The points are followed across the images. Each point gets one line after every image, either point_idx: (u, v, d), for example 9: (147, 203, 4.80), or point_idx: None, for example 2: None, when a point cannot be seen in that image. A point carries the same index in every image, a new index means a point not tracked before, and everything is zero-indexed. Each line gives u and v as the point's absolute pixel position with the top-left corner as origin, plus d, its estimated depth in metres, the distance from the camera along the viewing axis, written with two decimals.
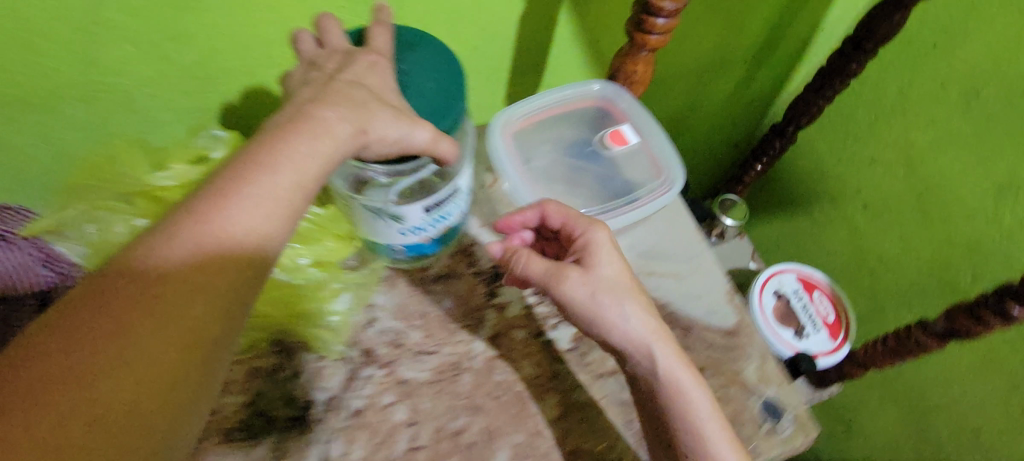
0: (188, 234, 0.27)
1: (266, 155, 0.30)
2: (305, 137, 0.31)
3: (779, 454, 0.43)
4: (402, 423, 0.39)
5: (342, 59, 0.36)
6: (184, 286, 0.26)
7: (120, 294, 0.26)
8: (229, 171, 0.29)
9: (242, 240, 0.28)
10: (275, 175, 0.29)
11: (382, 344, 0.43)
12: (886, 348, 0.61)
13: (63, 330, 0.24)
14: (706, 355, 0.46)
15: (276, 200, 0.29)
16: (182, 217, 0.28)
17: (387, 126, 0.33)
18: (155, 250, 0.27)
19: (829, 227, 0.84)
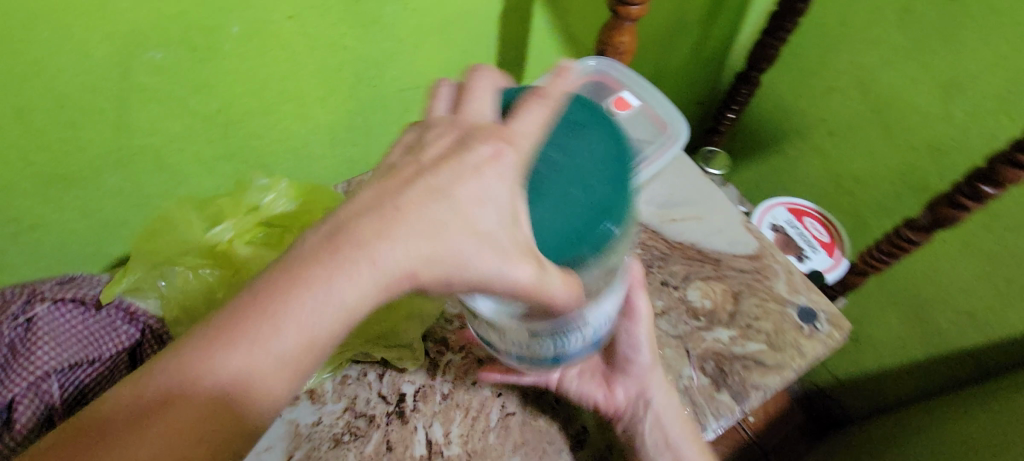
0: (223, 367, 0.24)
1: (288, 296, 0.24)
2: (366, 256, 0.24)
3: (828, 351, 0.47)
4: (490, 395, 0.43)
5: (460, 146, 0.28)
6: (209, 416, 0.24)
7: (165, 396, 0.24)
8: (247, 307, 0.24)
9: (270, 388, 0.24)
10: (324, 306, 0.24)
11: (453, 330, 0.46)
12: (880, 251, 0.73)
13: (122, 407, 0.24)
14: (741, 276, 0.49)
15: (291, 353, 0.24)
16: (192, 367, 0.23)
17: (466, 255, 0.26)
18: (193, 364, 0.24)
19: (803, 159, 0.99)
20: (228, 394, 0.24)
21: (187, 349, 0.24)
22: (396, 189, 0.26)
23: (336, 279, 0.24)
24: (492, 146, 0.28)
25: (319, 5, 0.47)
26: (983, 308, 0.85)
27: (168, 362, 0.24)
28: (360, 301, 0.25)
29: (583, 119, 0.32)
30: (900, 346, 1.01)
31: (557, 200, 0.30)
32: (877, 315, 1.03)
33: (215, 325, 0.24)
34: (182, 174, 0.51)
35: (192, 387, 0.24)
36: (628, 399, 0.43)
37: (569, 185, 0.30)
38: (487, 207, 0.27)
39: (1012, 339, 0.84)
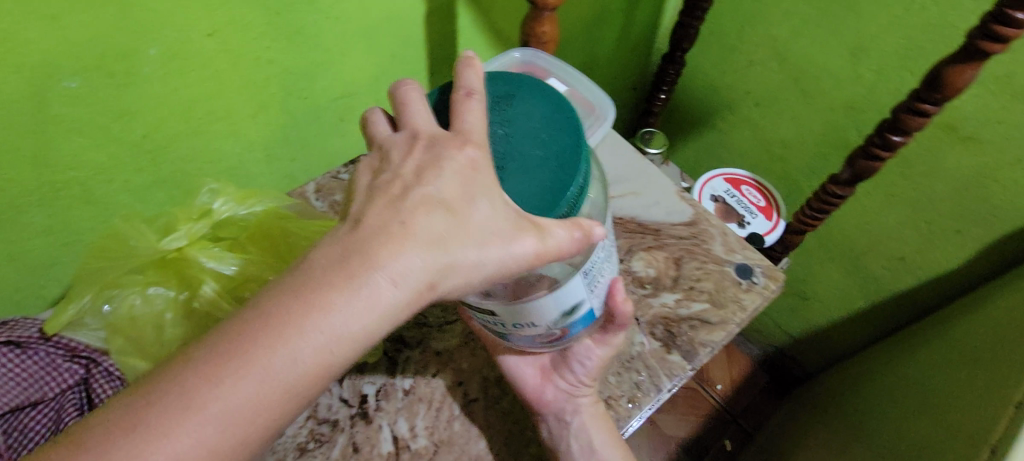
0: (242, 387, 0.25)
1: (331, 281, 0.26)
2: (373, 274, 0.26)
3: (767, 302, 0.49)
4: (451, 385, 0.44)
5: (422, 153, 0.30)
6: (227, 432, 0.25)
7: (184, 413, 0.24)
8: (290, 294, 0.26)
9: (312, 370, 0.26)
10: (339, 326, 0.26)
11: (409, 328, 0.47)
12: (811, 209, 0.78)
13: (141, 422, 0.24)
14: (679, 243, 0.52)
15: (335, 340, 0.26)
16: (245, 346, 0.25)
17: (482, 236, 0.28)
18: (216, 384, 0.25)
19: (735, 131, 1.04)
20: (248, 413, 0.25)
21: (208, 370, 0.25)
22: (392, 206, 0.28)
23: (346, 298, 0.26)
24: (453, 156, 0.29)
25: (239, 20, 0.47)
26: (910, 252, 0.91)
27: (188, 377, 0.25)
28: (369, 316, 0.26)
29: (508, 90, 0.34)
30: (843, 298, 1.07)
31: (526, 169, 0.31)
32: (819, 272, 1.08)
33: (231, 348, 0.25)
34: (114, 206, 0.50)
35: (210, 404, 0.25)
36: (557, 397, 0.43)
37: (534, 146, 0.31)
38: (466, 212, 0.28)
39: (938, 278, 0.90)
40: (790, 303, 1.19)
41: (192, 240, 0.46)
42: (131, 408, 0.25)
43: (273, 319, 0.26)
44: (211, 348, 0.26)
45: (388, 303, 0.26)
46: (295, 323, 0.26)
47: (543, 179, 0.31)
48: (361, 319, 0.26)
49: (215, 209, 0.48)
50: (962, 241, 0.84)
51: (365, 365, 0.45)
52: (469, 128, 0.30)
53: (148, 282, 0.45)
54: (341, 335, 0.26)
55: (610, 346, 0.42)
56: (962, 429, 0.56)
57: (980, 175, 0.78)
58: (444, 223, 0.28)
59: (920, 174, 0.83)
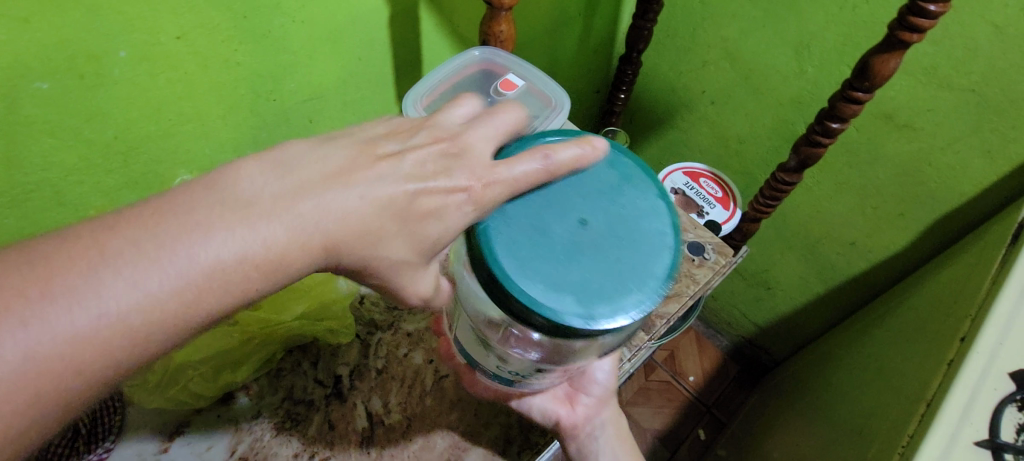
0: (161, 280, 0.27)
1: (290, 195, 0.31)
2: (310, 215, 0.31)
3: (719, 276, 0.53)
4: (423, 363, 0.47)
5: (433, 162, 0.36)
6: (124, 319, 0.26)
7: (75, 277, 0.26)
8: (264, 190, 0.31)
9: (229, 261, 0.28)
10: (264, 248, 0.29)
11: (381, 311, 0.50)
12: (764, 197, 0.82)
13: (45, 263, 0.26)
14: None
15: (267, 243, 0.30)
16: (200, 211, 0.29)
17: (432, 219, 0.35)
18: (143, 264, 0.27)
19: (694, 129, 1.08)
20: (154, 311, 0.27)
21: (127, 247, 0.27)
22: (335, 164, 0.34)
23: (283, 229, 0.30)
24: (457, 175, 0.36)
25: (206, 24, 0.49)
26: (861, 236, 0.97)
27: (86, 243, 0.27)
28: (292, 250, 0.30)
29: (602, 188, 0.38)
30: (804, 285, 1.12)
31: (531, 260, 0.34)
32: (780, 261, 1.13)
33: (170, 234, 0.28)
34: (87, 208, 0.51)
35: (124, 274, 0.26)
36: (585, 415, 0.46)
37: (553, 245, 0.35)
38: (414, 208, 0.35)
39: (888, 259, 0.96)
40: (755, 293, 1.24)
41: None
42: (62, 243, 0.27)
43: (200, 215, 0.29)
44: (119, 224, 0.28)
45: (305, 235, 0.31)
46: (219, 224, 0.29)
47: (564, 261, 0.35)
48: (282, 244, 0.30)
49: None
50: (906, 223, 0.90)
51: (337, 348, 0.48)
52: (502, 165, 0.36)
53: None
54: (260, 257, 0.29)
55: (617, 348, 0.46)
56: (905, 392, 0.60)
57: (917, 160, 0.83)
58: (385, 207, 0.34)
59: (863, 161, 0.89)
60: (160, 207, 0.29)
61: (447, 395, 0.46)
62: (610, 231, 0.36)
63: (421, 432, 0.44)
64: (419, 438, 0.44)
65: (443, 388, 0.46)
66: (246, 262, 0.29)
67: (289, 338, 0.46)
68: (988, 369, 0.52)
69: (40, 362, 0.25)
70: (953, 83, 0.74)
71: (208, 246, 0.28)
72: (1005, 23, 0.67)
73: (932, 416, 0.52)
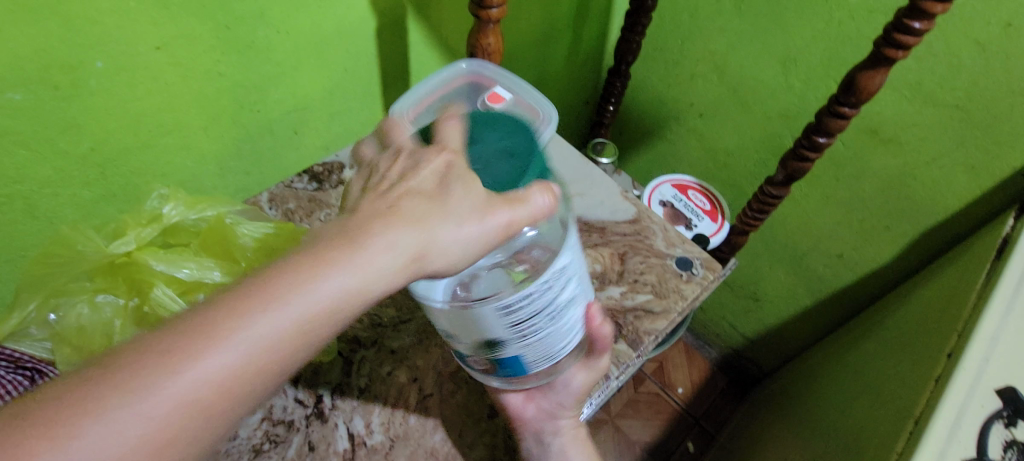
0: (226, 351, 0.28)
1: (347, 244, 0.32)
2: (353, 254, 0.31)
3: (706, 291, 0.52)
4: (407, 381, 0.46)
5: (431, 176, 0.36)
6: (204, 390, 0.28)
7: (182, 359, 0.27)
8: (325, 246, 0.32)
9: (305, 314, 0.30)
10: (325, 295, 0.30)
11: (364, 328, 0.49)
12: (753, 209, 0.82)
13: (157, 349, 0.27)
14: (623, 239, 0.55)
15: (336, 297, 0.30)
16: (276, 279, 0.30)
17: (454, 234, 0.34)
18: (221, 328, 0.28)
19: (682, 141, 1.09)
20: (230, 371, 0.28)
21: (196, 331, 0.28)
22: (377, 208, 0.34)
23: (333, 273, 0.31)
24: (456, 188, 0.35)
25: (188, 34, 0.48)
26: (848, 249, 0.97)
27: (193, 322, 0.28)
28: (354, 290, 0.31)
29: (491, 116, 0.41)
30: (793, 298, 1.13)
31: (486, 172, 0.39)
32: (769, 273, 1.13)
33: (217, 318, 0.29)
34: (60, 220, 0.49)
35: (220, 349, 0.28)
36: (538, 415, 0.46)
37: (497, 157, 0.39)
38: (451, 220, 0.34)
39: (874, 273, 0.96)
40: (743, 305, 1.24)
41: (140, 245, 0.45)
42: (169, 334, 0.28)
43: (276, 281, 0.30)
44: (219, 304, 0.29)
45: (369, 278, 0.31)
46: (293, 286, 0.30)
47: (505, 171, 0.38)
48: (347, 288, 0.31)
49: (165, 214, 0.48)
50: (892, 237, 0.90)
51: (319, 366, 0.46)
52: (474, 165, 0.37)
53: (97, 289, 0.43)
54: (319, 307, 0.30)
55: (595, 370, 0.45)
56: (892, 407, 0.60)
57: (904, 174, 0.83)
58: (414, 231, 0.33)
59: (850, 173, 0.89)
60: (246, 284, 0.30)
61: (432, 412, 0.45)
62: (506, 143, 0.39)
63: (403, 453, 0.43)
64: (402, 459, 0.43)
65: (428, 406, 0.45)
66: (312, 315, 0.30)
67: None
68: (974, 387, 0.53)
69: (160, 437, 0.27)
70: (937, 99, 0.75)
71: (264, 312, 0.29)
72: (988, 40, 0.67)
73: (920, 433, 0.52)
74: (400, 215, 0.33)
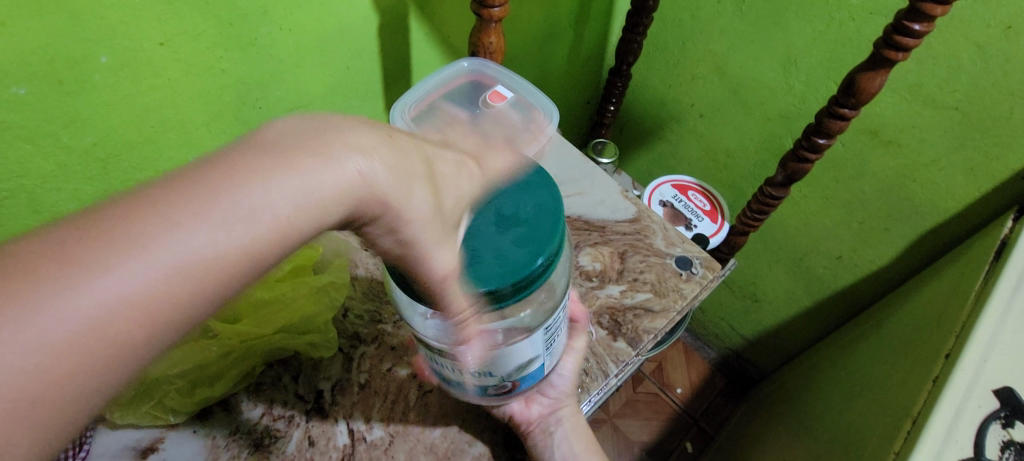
0: (154, 253, 0.21)
1: (327, 146, 0.26)
2: (329, 153, 0.25)
3: (706, 291, 0.52)
4: (407, 377, 0.47)
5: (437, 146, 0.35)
6: (125, 304, 0.21)
7: (100, 259, 0.21)
8: (301, 144, 0.26)
9: (268, 221, 0.24)
10: (295, 200, 0.24)
11: (365, 324, 0.49)
12: (752, 211, 0.83)
13: (62, 244, 0.20)
14: (623, 238, 0.55)
15: (310, 204, 0.25)
16: (234, 174, 0.23)
17: (451, 185, 0.32)
18: (160, 223, 0.22)
19: (682, 142, 1.09)
20: (163, 285, 0.22)
21: (122, 227, 0.21)
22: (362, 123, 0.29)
23: (296, 172, 0.24)
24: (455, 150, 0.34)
25: (192, 30, 0.48)
26: (847, 250, 0.97)
27: (120, 213, 0.21)
28: (329, 199, 0.25)
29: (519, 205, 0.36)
30: (791, 298, 1.13)
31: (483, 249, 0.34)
32: (767, 273, 1.14)
33: (155, 203, 0.22)
34: (62, 215, 0.50)
35: (157, 252, 0.21)
36: (542, 414, 0.46)
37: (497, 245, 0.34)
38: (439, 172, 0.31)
39: (873, 274, 0.96)
40: (742, 306, 1.24)
41: None
42: (76, 228, 0.21)
43: (234, 176, 0.23)
44: (154, 194, 0.22)
45: (348, 193, 0.26)
46: (258, 183, 0.24)
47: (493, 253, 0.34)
48: (324, 196, 0.25)
49: None
50: (891, 238, 0.91)
51: (319, 362, 0.47)
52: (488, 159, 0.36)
53: None
54: (275, 213, 0.24)
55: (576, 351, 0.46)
56: (891, 406, 0.60)
57: (903, 176, 0.84)
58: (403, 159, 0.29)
59: (849, 175, 0.89)
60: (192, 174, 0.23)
61: (432, 408, 0.45)
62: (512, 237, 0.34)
63: (403, 448, 0.43)
64: (401, 454, 0.43)
65: (428, 402, 0.45)
66: (277, 221, 0.24)
67: (263, 352, 0.45)
68: (973, 386, 0.53)
69: (55, 362, 0.20)
70: (937, 101, 0.75)
71: (203, 213, 0.22)
72: (987, 42, 0.68)
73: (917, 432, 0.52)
74: (396, 140, 0.29)
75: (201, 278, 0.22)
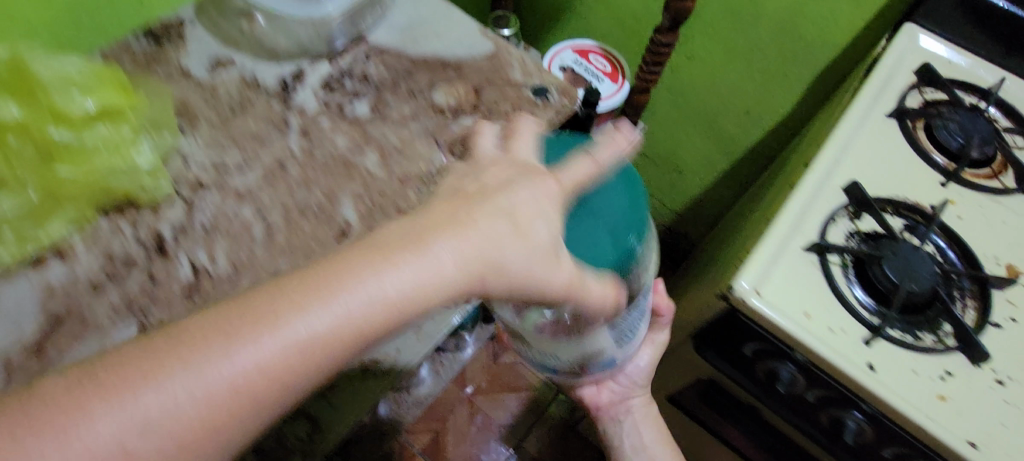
0: (229, 359, 0.25)
1: (392, 249, 0.29)
2: (397, 260, 0.28)
3: (561, 115, 0.53)
4: (251, 217, 0.44)
5: (505, 167, 0.37)
6: (196, 400, 0.25)
7: (181, 358, 0.25)
8: (365, 248, 0.29)
9: (322, 332, 0.26)
10: (356, 303, 0.27)
11: (205, 172, 0.46)
12: (648, 61, 0.81)
13: (162, 344, 0.25)
14: (480, 73, 0.54)
15: (363, 314, 0.27)
16: (302, 290, 0.27)
17: (518, 246, 0.32)
18: (230, 336, 0.26)
19: (589, 11, 1.06)
20: (228, 384, 0.25)
21: (205, 332, 0.25)
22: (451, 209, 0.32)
23: (372, 277, 0.28)
24: (532, 182, 0.35)
25: None
26: (753, 104, 0.99)
27: (209, 322, 0.26)
28: (386, 305, 0.28)
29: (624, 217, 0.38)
30: (708, 163, 1.15)
31: (586, 236, 0.37)
32: (686, 140, 1.15)
33: (243, 310, 0.26)
34: None
35: (224, 355, 0.25)
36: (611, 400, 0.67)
37: (604, 236, 0.37)
38: (525, 234, 0.33)
39: (781, 123, 0.99)
40: (667, 178, 1.26)
41: None
42: (171, 334, 0.25)
43: (305, 290, 0.27)
44: (236, 303, 0.27)
45: (411, 295, 0.28)
46: (322, 294, 0.27)
47: (598, 241, 0.37)
48: (386, 299, 0.28)
49: None
50: (792, 83, 0.92)
51: (156, 213, 0.44)
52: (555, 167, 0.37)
53: None
54: (345, 320, 0.27)
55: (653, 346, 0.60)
56: (757, 222, 0.63)
57: (797, 13, 0.83)
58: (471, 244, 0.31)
59: (747, 20, 0.88)
60: (279, 282, 0.27)
61: None
62: (609, 219, 0.37)
63: None
64: None
65: None
66: (329, 330, 0.27)
67: (99, 203, 0.43)
68: (823, 185, 0.56)
69: (138, 437, 0.24)
70: None
71: (272, 325, 0.26)
72: None
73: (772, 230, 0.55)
74: (469, 220, 0.32)
75: (328, 350, 0.27)
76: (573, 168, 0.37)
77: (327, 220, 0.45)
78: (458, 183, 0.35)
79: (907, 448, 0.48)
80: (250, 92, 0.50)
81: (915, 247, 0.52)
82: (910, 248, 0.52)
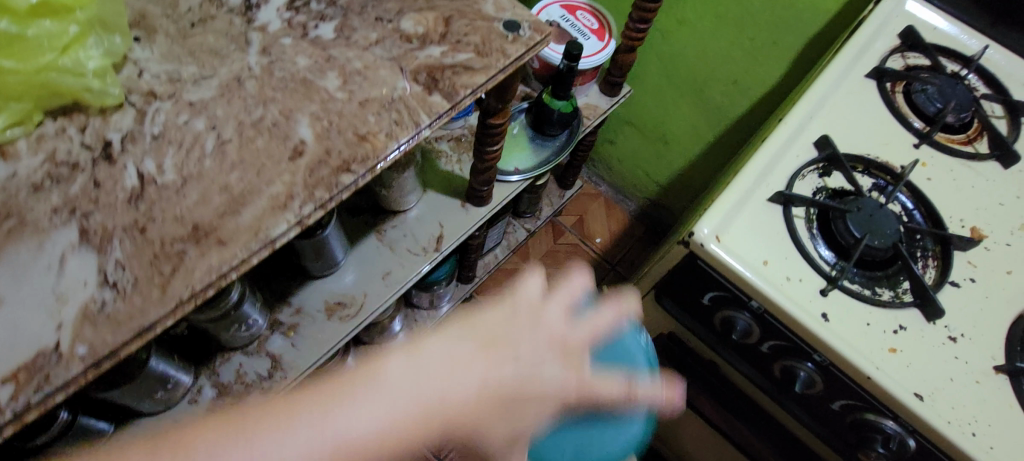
0: (292, 440, 0.33)
1: (467, 410, 0.37)
2: (447, 390, 0.37)
3: (532, 51, 0.52)
4: (204, 129, 0.44)
5: (513, 317, 0.42)
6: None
7: (271, 435, 0.33)
8: (446, 418, 0.37)
9: (389, 432, 0.35)
10: (417, 420, 0.36)
11: (160, 82, 0.45)
12: (635, 17, 0.80)
13: (249, 425, 0.33)
14: (451, 4, 0.53)
15: (427, 428, 0.36)
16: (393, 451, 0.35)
17: (510, 388, 0.39)
18: (302, 414, 0.34)
19: None
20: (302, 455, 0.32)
21: (288, 418, 0.33)
22: (469, 349, 0.39)
23: (442, 419, 0.37)
24: (556, 367, 0.41)
25: None
26: (742, 73, 0.98)
27: (292, 415, 0.33)
28: (449, 420, 0.37)
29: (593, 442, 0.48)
30: (695, 134, 1.14)
31: None
32: (674, 109, 1.14)
33: (316, 420, 0.33)
34: None
35: (304, 428, 0.33)
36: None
37: None
38: (528, 384, 0.39)
39: (768, 94, 0.98)
40: (654, 149, 1.25)
41: None
42: (254, 409, 0.34)
43: (382, 413, 0.35)
44: (313, 410, 0.34)
45: (457, 412, 0.37)
46: (398, 443, 0.35)
47: None
48: (434, 409, 0.36)
49: None
50: (781, 52, 0.91)
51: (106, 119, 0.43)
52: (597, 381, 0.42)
53: None
54: (406, 432, 0.35)
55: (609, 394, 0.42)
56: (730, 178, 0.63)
57: None
58: (482, 364, 0.39)
59: None
60: (339, 381, 0.35)
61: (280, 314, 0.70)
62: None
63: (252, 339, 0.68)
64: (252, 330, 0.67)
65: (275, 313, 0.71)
66: (392, 431, 0.35)
67: (47, 106, 0.42)
68: (795, 139, 0.55)
69: None
70: None
71: (348, 431, 0.34)
72: None
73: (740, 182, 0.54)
74: (494, 359, 0.39)
75: (376, 449, 0.34)
76: (607, 388, 0.42)
77: (282, 137, 0.44)
78: (487, 313, 0.42)
79: (853, 400, 0.48)
80: (213, 8, 0.49)
81: (881, 205, 0.52)
82: (876, 205, 0.52)
